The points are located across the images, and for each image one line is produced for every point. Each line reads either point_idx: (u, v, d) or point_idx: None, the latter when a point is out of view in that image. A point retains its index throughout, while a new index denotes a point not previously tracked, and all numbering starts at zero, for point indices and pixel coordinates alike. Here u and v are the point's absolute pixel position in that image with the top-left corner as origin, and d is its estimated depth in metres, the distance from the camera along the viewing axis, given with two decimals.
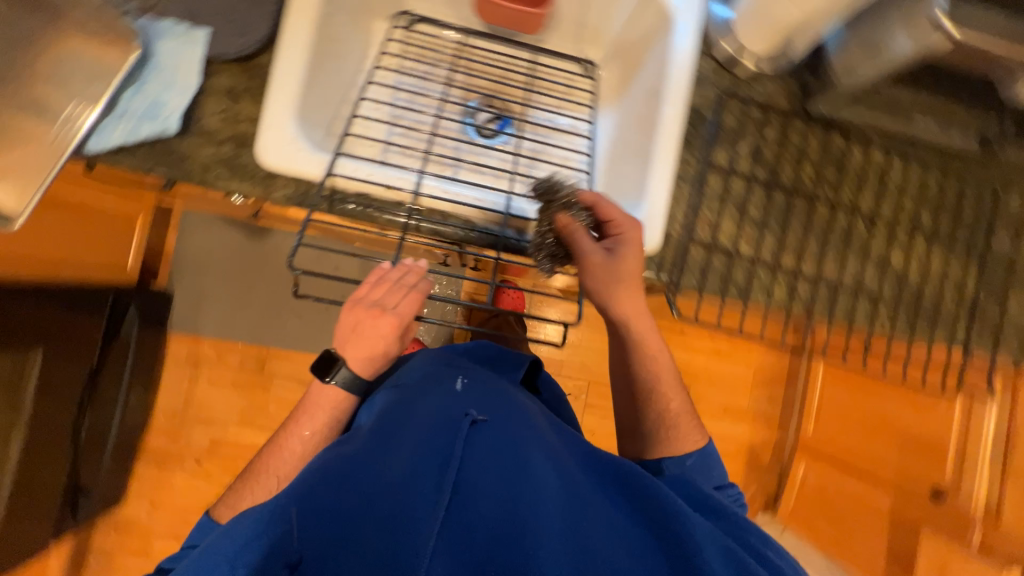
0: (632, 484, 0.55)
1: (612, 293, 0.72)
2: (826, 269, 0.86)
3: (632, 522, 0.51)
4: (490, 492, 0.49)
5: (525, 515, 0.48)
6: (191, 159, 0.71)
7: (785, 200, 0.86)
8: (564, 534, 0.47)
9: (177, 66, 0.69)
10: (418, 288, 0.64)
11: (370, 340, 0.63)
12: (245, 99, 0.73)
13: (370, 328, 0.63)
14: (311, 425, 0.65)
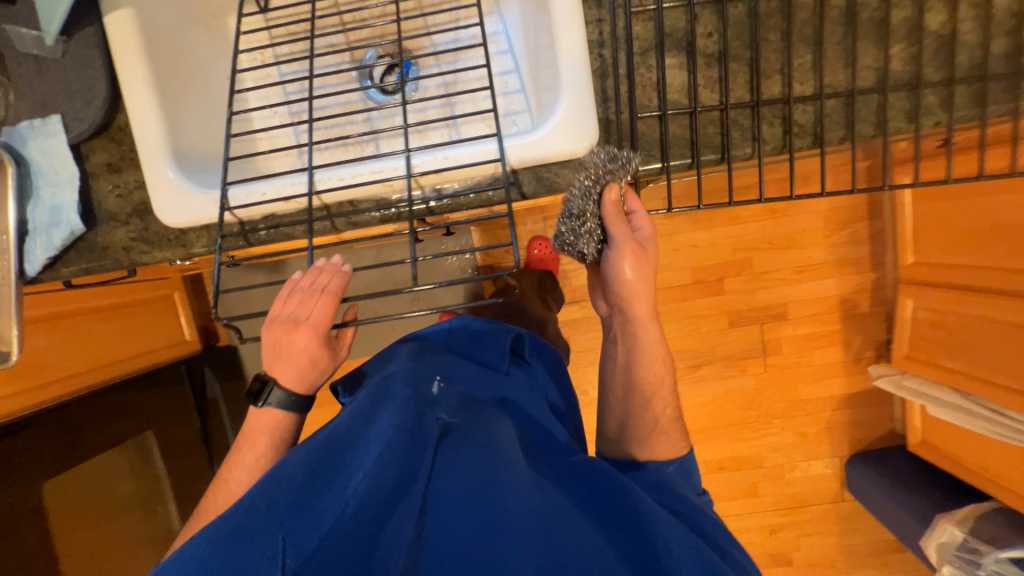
0: (588, 487, 0.66)
1: (638, 287, 0.73)
2: (829, 77, 0.64)
3: (595, 519, 0.63)
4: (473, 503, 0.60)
5: (506, 525, 0.59)
6: (112, 247, 0.72)
7: (747, 8, 0.63)
8: (545, 533, 0.58)
9: (52, 164, 0.69)
10: (329, 292, 0.62)
11: (295, 356, 0.63)
12: (125, 167, 0.71)
13: (292, 345, 0.62)
14: (255, 452, 0.66)
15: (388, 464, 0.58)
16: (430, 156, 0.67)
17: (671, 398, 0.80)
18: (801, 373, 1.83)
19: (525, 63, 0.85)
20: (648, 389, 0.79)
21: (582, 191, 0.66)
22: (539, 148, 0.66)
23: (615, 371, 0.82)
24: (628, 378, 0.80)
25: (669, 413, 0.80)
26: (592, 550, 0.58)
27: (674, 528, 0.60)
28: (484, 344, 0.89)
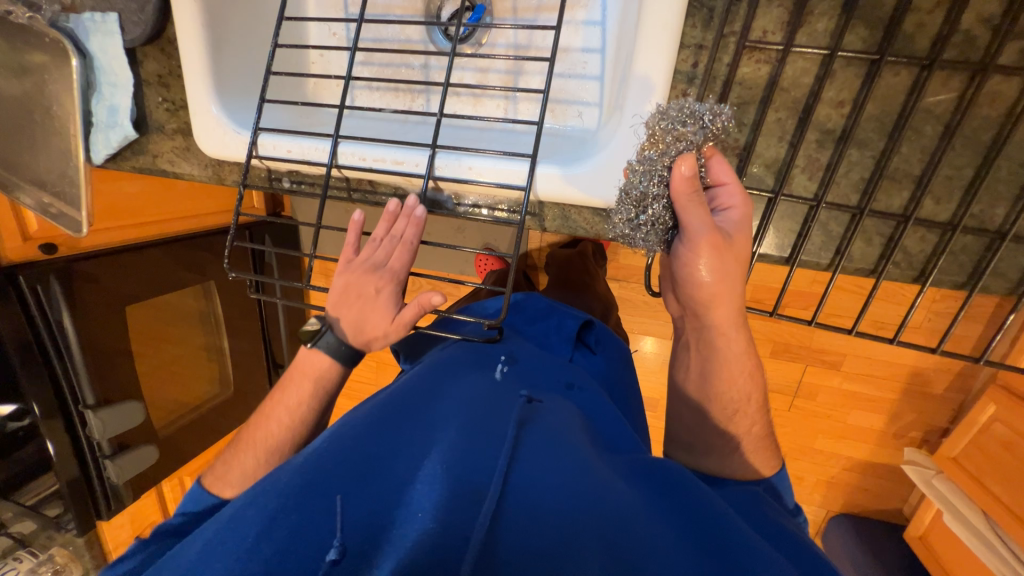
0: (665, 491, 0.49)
1: (724, 274, 0.52)
2: (976, 204, 0.47)
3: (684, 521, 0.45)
4: (544, 477, 0.43)
5: (572, 516, 0.41)
6: (159, 156, 0.75)
7: (910, 78, 0.45)
8: (627, 537, 0.41)
9: (109, 62, 0.70)
10: (407, 239, 0.61)
11: (365, 301, 0.61)
12: (175, 82, 0.71)
13: (365, 288, 0.61)
14: (298, 397, 0.65)
15: (456, 442, 0.46)
16: (454, 157, 0.60)
17: (757, 398, 0.63)
18: (826, 426, 1.57)
19: (613, 44, 0.67)
20: (730, 393, 0.61)
21: (643, 164, 0.49)
22: (574, 189, 0.56)
23: (692, 368, 0.63)
24: (713, 379, 0.61)
25: (753, 413, 0.63)
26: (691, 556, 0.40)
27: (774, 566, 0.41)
28: (547, 326, 0.79)
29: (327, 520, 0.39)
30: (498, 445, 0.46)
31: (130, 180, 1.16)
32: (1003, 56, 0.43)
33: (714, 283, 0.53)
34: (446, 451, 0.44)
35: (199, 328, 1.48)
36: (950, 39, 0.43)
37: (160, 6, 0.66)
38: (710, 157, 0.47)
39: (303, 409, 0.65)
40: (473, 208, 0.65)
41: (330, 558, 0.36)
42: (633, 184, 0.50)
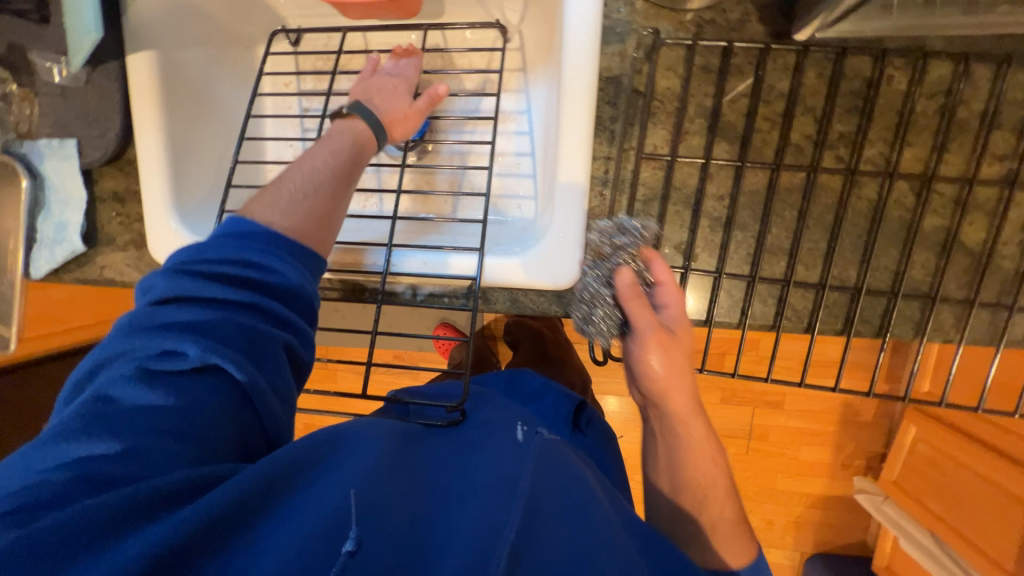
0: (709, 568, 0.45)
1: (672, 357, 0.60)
2: (837, 267, 0.59)
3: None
4: (574, 548, 0.40)
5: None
6: (107, 267, 0.75)
7: (766, 177, 0.59)
8: None
9: (64, 183, 0.72)
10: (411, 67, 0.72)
11: (384, 92, 0.65)
12: (131, 198, 0.74)
13: (382, 86, 0.66)
14: (340, 142, 0.57)
15: (490, 504, 0.42)
16: (410, 254, 0.67)
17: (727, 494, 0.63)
18: (783, 465, 1.64)
19: (539, 152, 0.80)
20: (696, 476, 0.62)
21: (593, 268, 0.59)
22: (517, 275, 0.62)
23: (657, 445, 0.65)
24: (676, 460, 0.63)
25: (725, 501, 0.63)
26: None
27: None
28: (544, 405, 0.79)
29: (348, 510, 0.36)
30: (532, 505, 0.42)
31: (58, 284, 1.00)
32: (826, 160, 0.57)
33: (669, 367, 0.59)
34: (479, 513, 0.41)
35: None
36: (787, 149, 0.57)
37: (122, 135, 0.71)
38: (653, 261, 0.58)
39: (343, 155, 0.56)
40: (429, 296, 0.69)
41: (348, 549, 0.34)
42: (586, 286, 0.60)
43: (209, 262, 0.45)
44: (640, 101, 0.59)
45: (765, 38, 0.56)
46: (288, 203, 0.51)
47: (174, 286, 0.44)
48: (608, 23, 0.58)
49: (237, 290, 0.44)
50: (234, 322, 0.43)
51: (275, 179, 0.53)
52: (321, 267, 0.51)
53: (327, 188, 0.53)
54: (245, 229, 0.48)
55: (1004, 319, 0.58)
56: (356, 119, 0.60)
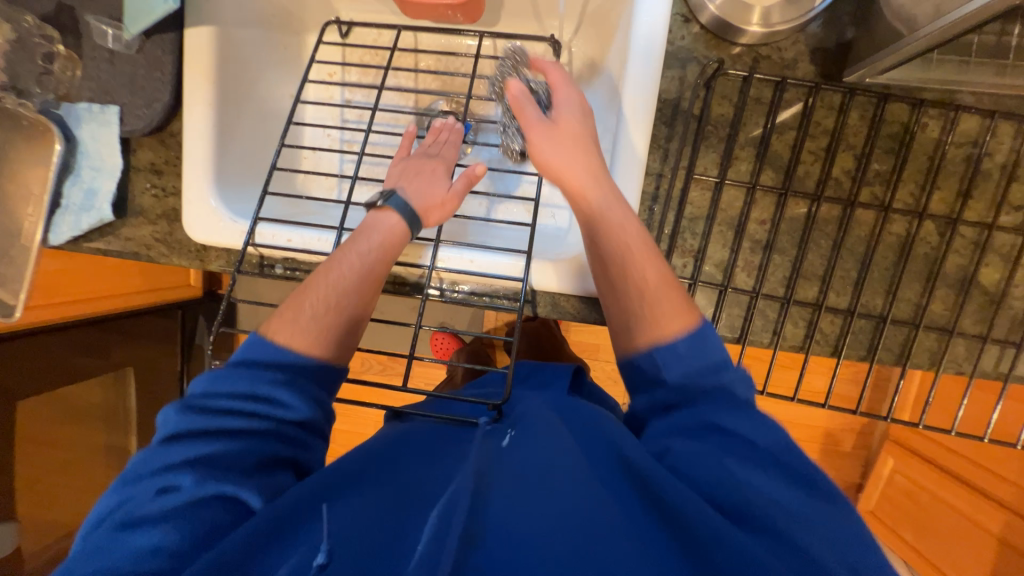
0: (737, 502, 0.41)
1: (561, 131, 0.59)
2: (864, 296, 0.63)
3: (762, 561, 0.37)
4: (553, 539, 0.37)
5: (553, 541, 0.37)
6: (133, 240, 0.72)
7: (806, 207, 0.62)
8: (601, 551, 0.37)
9: (100, 150, 0.70)
10: (451, 142, 0.69)
11: (424, 176, 0.63)
12: (168, 172, 0.72)
13: (423, 169, 0.64)
14: (369, 243, 0.55)
15: (434, 516, 0.39)
16: (456, 251, 0.67)
17: (642, 237, 0.55)
18: None
19: None
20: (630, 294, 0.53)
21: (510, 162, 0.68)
22: (566, 281, 0.66)
23: (608, 321, 0.57)
24: (621, 307, 0.54)
25: (671, 311, 0.52)
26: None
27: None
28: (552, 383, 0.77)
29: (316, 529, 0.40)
30: (477, 504, 0.40)
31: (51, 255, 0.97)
32: (862, 195, 0.61)
33: (574, 176, 0.57)
34: (424, 526, 0.39)
35: (105, 429, 1.25)
36: (828, 182, 0.61)
37: (169, 108, 0.70)
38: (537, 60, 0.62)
39: (378, 259, 0.54)
40: (470, 294, 0.70)
41: (316, 563, 0.37)
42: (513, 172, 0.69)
43: (215, 397, 0.46)
44: (694, 124, 0.62)
45: (814, 78, 0.61)
46: (312, 321, 0.50)
47: (182, 426, 0.44)
48: (669, 48, 0.62)
49: (246, 420, 0.46)
50: (251, 456, 0.44)
51: (304, 288, 0.52)
52: (337, 379, 0.51)
53: (351, 303, 0.52)
54: (247, 359, 0.48)
55: (1011, 355, 0.63)
56: (391, 213, 0.58)
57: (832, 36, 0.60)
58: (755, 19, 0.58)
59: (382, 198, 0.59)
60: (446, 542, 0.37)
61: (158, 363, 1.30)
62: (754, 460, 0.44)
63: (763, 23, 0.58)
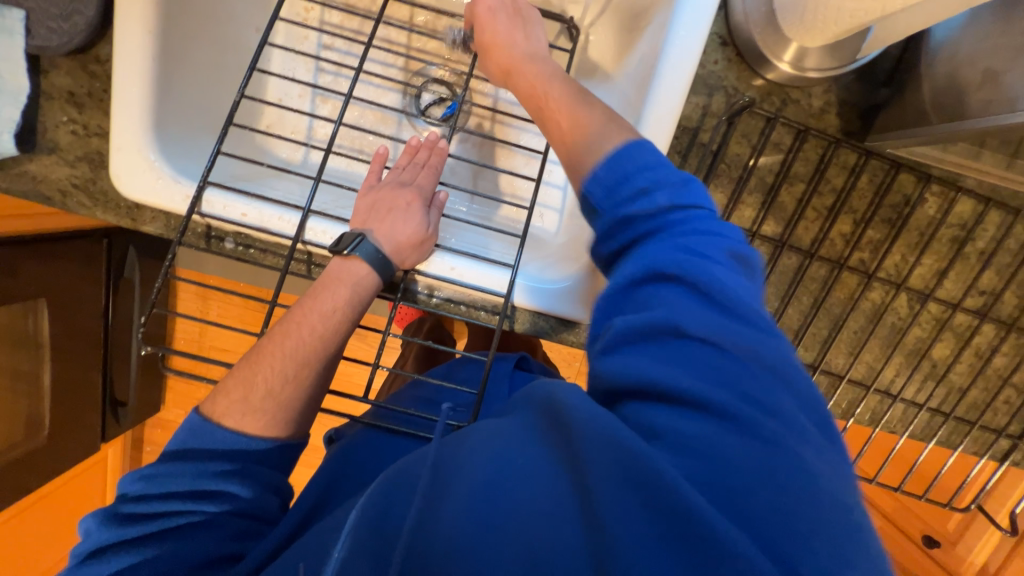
0: (644, 377, 0.38)
1: (497, 44, 0.60)
2: (830, 357, 0.65)
3: (658, 432, 0.36)
4: (466, 516, 0.35)
5: (482, 522, 0.34)
6: (42, 182, 0.60)
7: (798, 262, 0.62)
8: (508, 518, 0.34)
9: (1, 65, 0.56)
10: (432, 165, 0.64)
11: (396, 212, 0.58)
12: (92, 106, 0.59)
13: (395, 202, 0.59)
14: (333, 303, 0.52)
15: (362, 507, 0.41)
16: (437, 255, 0.61)
17: (587, 98, 0.54)
18: None
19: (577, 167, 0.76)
20: (580, 154, 0.50)
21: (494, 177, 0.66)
22: (551, 302, 0.62)
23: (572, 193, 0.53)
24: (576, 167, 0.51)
25: (614, 135, 0.50)
26: (641, 526, 0.32)
27: (767, 484, 0.33)
28: None
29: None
30: (436, 482, 0.38)
31: None
32: (851, 259, 0.62)
33: (522, 72, 0.58)
34: (354, 515, 0.41)
35: (11, 353, 1.05)
36: (824, 242, 0.61)
37: (96, 26, 0.56)
38: None
39: (337, 317, 0.52)
40: (446, 301, 0.65)
41: None
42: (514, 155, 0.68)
43: (146, 501, 0.47)
44: (709, 158, 0.58)
45: (836, 133, 0.58)
46: (266, 400, 0.49)
47: (115, 537, 0.46)
48: (699, 70, 0.58)
49: (184, 519, 0.47)
50: (187, 558, 0.46)
51: (257, 350, 0.50)
52: (289, 451, 0.52)
53: (310, 375, 0.50)
54: (182, 455, 0.48)
55: (938, 422, 0.68)
56: (359, 262, 0.54)
57: (860, 91, 0.58)
58: (789, 57, 0.54)
59: (350, 245, 0.54)
60: (396, 523, 0.37)
61: (80, 292, 1.05)
62: (677, 312, 0.40)
63: (796, 64, 0.54)
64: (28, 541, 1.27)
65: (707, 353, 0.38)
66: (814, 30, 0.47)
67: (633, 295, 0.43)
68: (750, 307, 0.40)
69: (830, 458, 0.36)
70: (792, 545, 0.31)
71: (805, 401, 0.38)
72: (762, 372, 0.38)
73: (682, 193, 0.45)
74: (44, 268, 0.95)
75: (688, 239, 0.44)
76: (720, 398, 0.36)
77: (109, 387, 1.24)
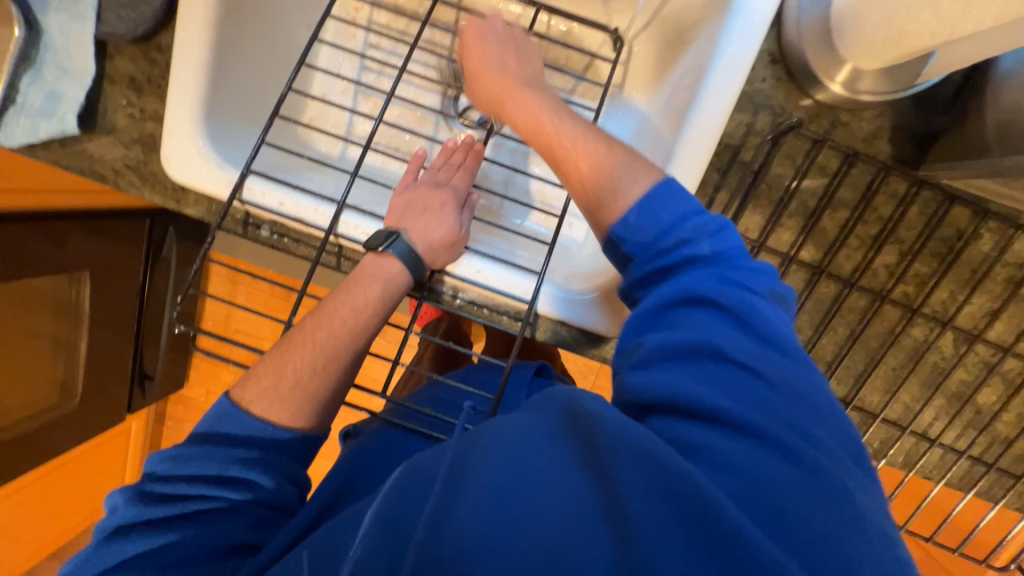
0: (679, 395, 0.37)
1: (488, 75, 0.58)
2: (864, 392, 0.62)
3: (696, 450, 0.35)
4: (490, 520, 0.33)
5: (510, 527, 0.33)
6: (99, 161, 0.62)
7: (836, 291, 0.59)
8: (533, 523, 0.33)
9: (73, 49, 0.59)
10: (467, 166, 0.65)
11: (432, 212, 0.59)
12: (150, 91, 0.62)
13: (431, 202, 0.60)
14: (366, 297, 0.53)
15: (378, 507, 0.40)
16: (464, 257, 0.61)
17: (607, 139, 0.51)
18: None
19: None
20: (606, 198, 0.48)
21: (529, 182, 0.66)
22: (575, 313, 0.61)
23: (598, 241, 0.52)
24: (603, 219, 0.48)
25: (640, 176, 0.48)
26: (680, 544, 0.31)
27: (808, 508, 0.32)
28: None
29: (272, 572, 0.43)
30: (454, 481, 0.37)
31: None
32: (895, 292, 0.59)
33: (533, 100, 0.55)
34: (372, 512, 0.40)
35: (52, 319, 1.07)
36: (866, 271, 0.58)
37: (160, 16, 0.60)
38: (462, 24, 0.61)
39: (369, 314, 0.53)
40: (469, 303, 0.64)
41: None
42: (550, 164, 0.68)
43: (169, 480, 0.49)
44: (750, 178, 0.57)
45: (887, 159, 0.56)
46: (293, 390, 0.50)
47: (149, 512, 0.47)
48: (746, 87, 0.56)
49: (205, 501, 0.48)
50: (201, 540, 0.46)
51: (288, 338, 0.52)
52: (307, 443, 0.52)
53: (338, 369, 0.51)
54: (210, 438, 0.50)
55: (978, 473, 0.64)
56: (394, 260, 0.55)
57: (918, 118, 0.55)
58: (841, 78, 0.52)
59: (385, 242, 0.55)
60: (413, 520, 0.37)
61: (120, 268, 1.10)
62: (712, 337, 0.40)
63: (849, 85, 0.52)
64: (51, 499, 1.32)
65: (746, 379, 0.38)
66: (872, 51, 0.46)
67: (669, 316, 0.43)
68: (785, 337, 0.40)
69: (870, 491, 0.36)
70: (834, 569, 0.30)
71: (843, 432, 0.38)
72: (804, 405, 0.37)
73: (716, 232, 0.45)
74: (90, 241, 0.99)
75: (723, 267, 0.43)
76: (760, 421, 0.35)
77: (139, 359, 1.29)
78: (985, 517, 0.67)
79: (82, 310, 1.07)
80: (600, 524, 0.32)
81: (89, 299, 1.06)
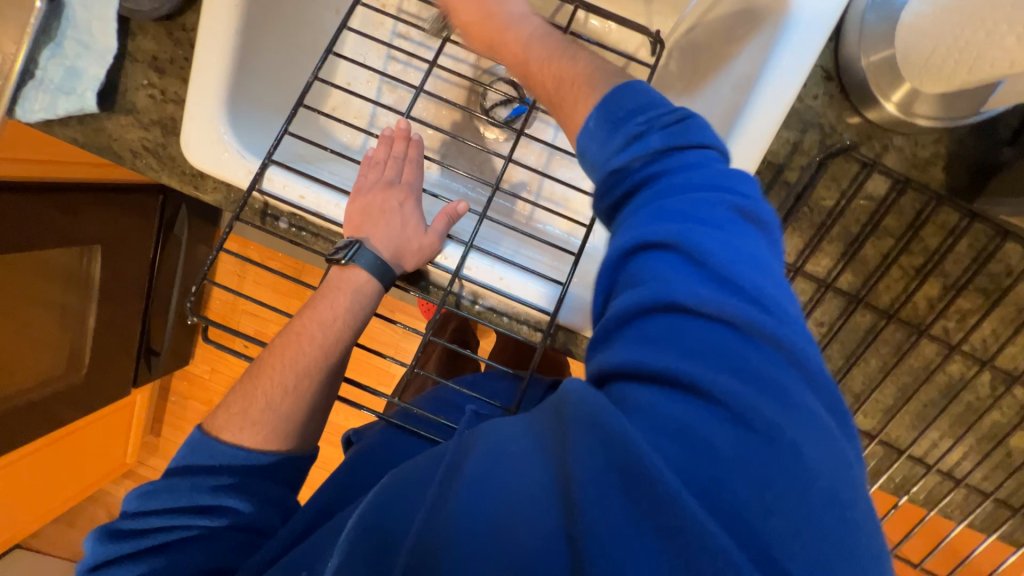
0: (634, 358, 0.35)
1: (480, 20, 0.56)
2: (891, 427, 0.60)
3: (648, 415, 0.33)
4: (461, 510, 0.33)
5: (475, 511, 0.33)
6: (116, 142, 0.61)
7: (873, 321, 0.57)
8: (498, 506, 0.33)
9: (95, 24, 0.57)
10: (411, 157, 0.62)
11: (389, 215, 0.57)
12: (171, 72, 0.60)
13: (387, 204, 0.57)
14: (333, 311, 0.52)
15: (368, 507, 0.39)
16: (487, 263, 0.59)
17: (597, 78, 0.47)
18: None
19: None
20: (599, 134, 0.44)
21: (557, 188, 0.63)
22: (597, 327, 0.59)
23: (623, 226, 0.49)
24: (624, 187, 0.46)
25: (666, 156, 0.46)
26: (616, 508, 0.30)
27: (761, 482, 0.30)
28: None
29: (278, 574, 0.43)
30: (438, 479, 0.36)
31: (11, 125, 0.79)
32: (935, 326, 0.56)
33: (531, 66, 0.53)
34: (358, 514, 0.39)
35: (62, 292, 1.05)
36: (905, 304, 0.56)
37: None
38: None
39: (337, 327, 0.52)
40: (488, 310, 0.62)
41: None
42: None
43: (194, 472, 0.49)
44: (793, 199, 0.54)
45: (939, 189, 0.53)
46: (266, 411, 0.50)
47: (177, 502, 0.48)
48: (796, 105, 0.54)
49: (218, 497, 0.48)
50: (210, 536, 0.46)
51: (260, 359, 0.52)
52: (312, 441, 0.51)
53: (310, 387, 0.51)
54: (223, 432, 0.49)
55: (1002, 515, 0.62)
56: (358, 272, 0.54)
57: (975, 146, 0.52)
58: (897, 98, 0.49)
59: (347, 253, 0.53)
60: (403, 523, 0.36)
61: (131, 243, 1.09)
62: (671, 286, 0.36)
63: (904, 107, 0.50)
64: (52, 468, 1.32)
65: (705, 330, 0.34)
66: (933, 75, 0.43)
67: (628, 268, 0.39)
68: (761, 279, 0.36)
69: (837, 446, 0.33)
70: (767, 536, 0.29)
71: (816, 382, 0.35)
72: (768, 352, 0.34)
73: (690, 166, 0.41)
74: (102, 214, 0.98)
75: (679, 198, 0.39)
76: (709, 377, 0.33)
77: (146, 336, 1.28)
78: (1004, 561, 0.65)
79: (93, 283, 1.06)
80: (550, 496, 0.32)
81: (101, 274, 1.05)
